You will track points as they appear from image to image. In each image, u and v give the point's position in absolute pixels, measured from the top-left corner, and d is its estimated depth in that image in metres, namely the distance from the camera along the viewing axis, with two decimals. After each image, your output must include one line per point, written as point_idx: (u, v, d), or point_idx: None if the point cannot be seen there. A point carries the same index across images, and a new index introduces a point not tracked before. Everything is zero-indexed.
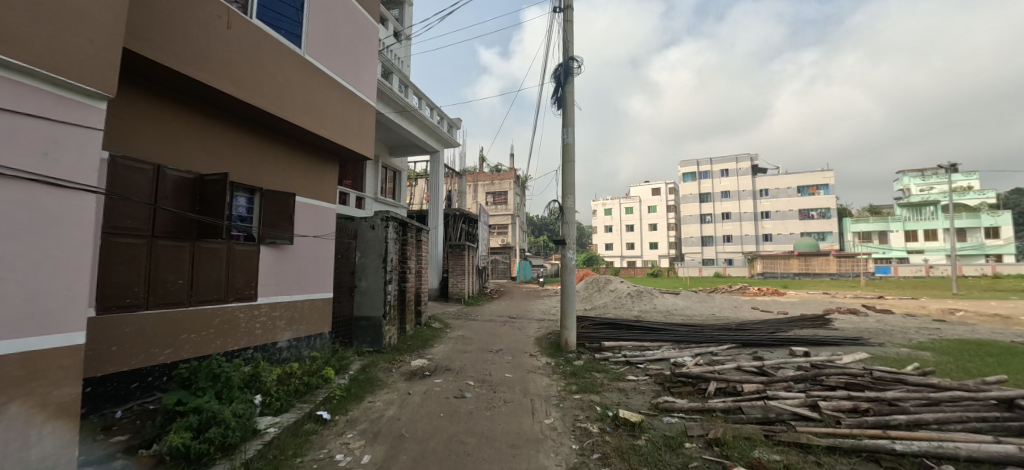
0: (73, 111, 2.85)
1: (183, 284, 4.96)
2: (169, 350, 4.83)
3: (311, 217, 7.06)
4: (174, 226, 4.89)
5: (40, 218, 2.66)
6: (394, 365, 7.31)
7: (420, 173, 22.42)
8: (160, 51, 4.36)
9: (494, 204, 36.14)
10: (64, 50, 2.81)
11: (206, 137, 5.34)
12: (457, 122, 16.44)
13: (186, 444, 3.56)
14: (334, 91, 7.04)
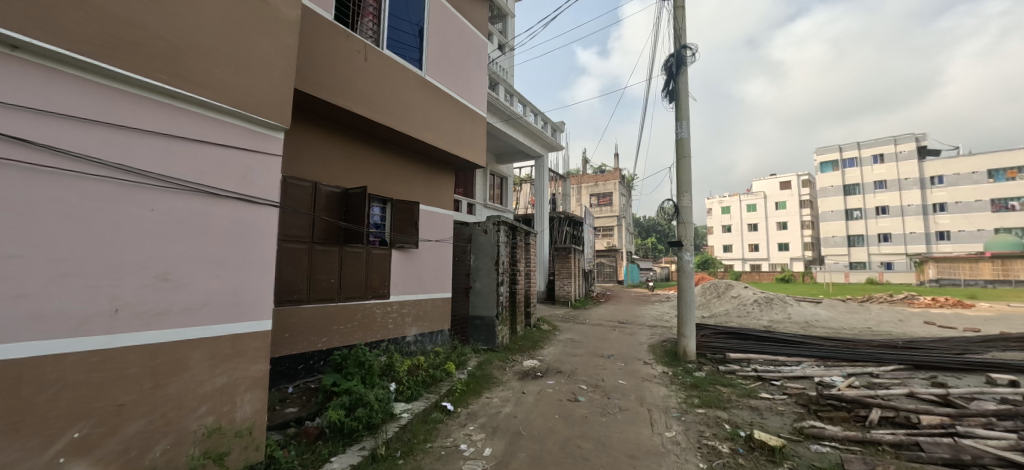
0: (262, 142, 3.50)
1: (333, 283, 5.78)
2: (324, 338, 5.65)
3: (433, 223, 7.71)
4: (327, 233, 5.74)
5: (242, 227, 3.31)
6: (507, 364, 7.58)
7: (525, 178, 22.98)
8: (316, 86, 5.14)
9: (600, 206, 35.39)
10: (254, 92, 3.44)
11: (348, 156, 6.16)
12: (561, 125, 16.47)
13: (341, 420, 4.18)
14: (450, 106, 7.57)
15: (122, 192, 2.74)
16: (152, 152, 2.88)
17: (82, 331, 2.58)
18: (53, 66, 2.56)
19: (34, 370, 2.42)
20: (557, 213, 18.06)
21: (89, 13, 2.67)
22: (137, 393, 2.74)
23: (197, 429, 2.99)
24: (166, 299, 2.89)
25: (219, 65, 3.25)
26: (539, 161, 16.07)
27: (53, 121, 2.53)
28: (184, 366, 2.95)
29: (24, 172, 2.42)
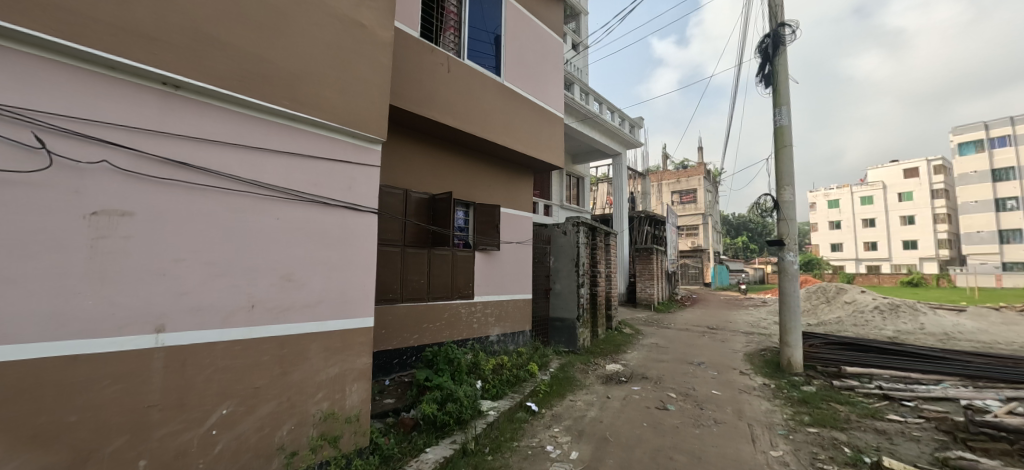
0: (364, 154, 3.83)
1: (422, 283, 6.15)
2: (415, 335, 6.02)
3: (514, 225, 7.86)
4: (417, 236, 6.13)
5: (349, 233, 3.66)
6: (590, 367, 7.47)
7: (603, 177, 22.48)
8: (405, 100, 5.49)
9: (682, 204, 33.33)
10: (357, 109, 3.76)
11: (434, 163, 6.50)
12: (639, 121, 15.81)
13: (434, 413, 4.42)
14: (528, 109, 7.66)
15: (256, 203, 3.12)
16: (277, 168, 3.26)
17: (228, 323, 2.96)
18: (204, 100, 2.94)
19: (194, 355, 2.82)
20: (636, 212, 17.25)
21: (230, 50, 3.04)
22: (269, 378, 3.13)
23: (315, 413, 3.36)
24: (290, 297, 3.27)
25: (328, 87, 3.58)
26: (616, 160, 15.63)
27: (204, 145, 2.93)
28: (304, 357, 3.32)
29: (185, 190, 2.82)
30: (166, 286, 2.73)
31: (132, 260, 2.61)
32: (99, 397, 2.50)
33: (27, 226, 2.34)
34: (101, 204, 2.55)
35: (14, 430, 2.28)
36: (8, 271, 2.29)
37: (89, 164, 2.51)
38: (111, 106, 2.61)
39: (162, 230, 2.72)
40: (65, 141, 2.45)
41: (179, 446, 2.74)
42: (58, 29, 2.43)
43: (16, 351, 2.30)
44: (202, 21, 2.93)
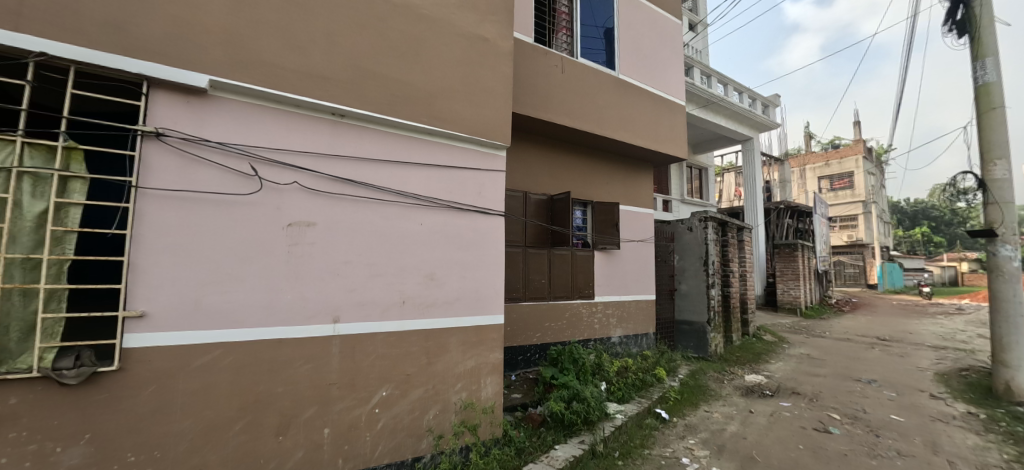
0: (491, 161, 4.07)
1: (543, 283, 6.27)
2: (538, 333, 6.16)
3: (635, 223, 7.56)
4: (537, 237, 6.28)
5: (481, 236, 3.92)
6: (725, 377, 6.79)
7: (731, 166, 20.33)
8: (522, 105, 5.66)
9: (832, 191, 27.93)
10: (484, 119, 4.00)
11: (552, 165, 6.59)
12: (773, 99, 13.74)
13: (562, 412, 4.46)
14: (647, 101, 7.31)
15: (404, 212, 3.53)
16: (420, 179, 3.63)
17: (385, 316, 3.40)
18: (363, 124, 3.41)
19: (361, 342, 3.29)
20: (773, 204, 15.17)
21: (380, 79, 3.48)
22: (417, 367, 3.51)
23: (456, 401, 3.69)
24: (432, 294, 3.63)
25: (459, 101, 3.86)
26: (746, 145, 13.79)
27: (364, 163, 3.39)
28: (445, 349, 3.65)
29: (351, 202, 3.30)
30: (340, 284, 3.23)
31: (316, 262, 3.14)
32: (297, 374, 3.04)
33: (248, 235, 2.93)
34: (294, 217, 3.10)
35: (243, 396, 2.87)
36: (237, 271, 2.89)
37: (285, 185, 3.08)
38: (299, 137, 3.16)
39: (336, 237, 3.23)
40: (269, 167, 3.03)
41: (352, 419, 3.23)
42: (262, 79, 3.01)
43: (243, 335, 2.89)
44: (358, 57, 3.40)
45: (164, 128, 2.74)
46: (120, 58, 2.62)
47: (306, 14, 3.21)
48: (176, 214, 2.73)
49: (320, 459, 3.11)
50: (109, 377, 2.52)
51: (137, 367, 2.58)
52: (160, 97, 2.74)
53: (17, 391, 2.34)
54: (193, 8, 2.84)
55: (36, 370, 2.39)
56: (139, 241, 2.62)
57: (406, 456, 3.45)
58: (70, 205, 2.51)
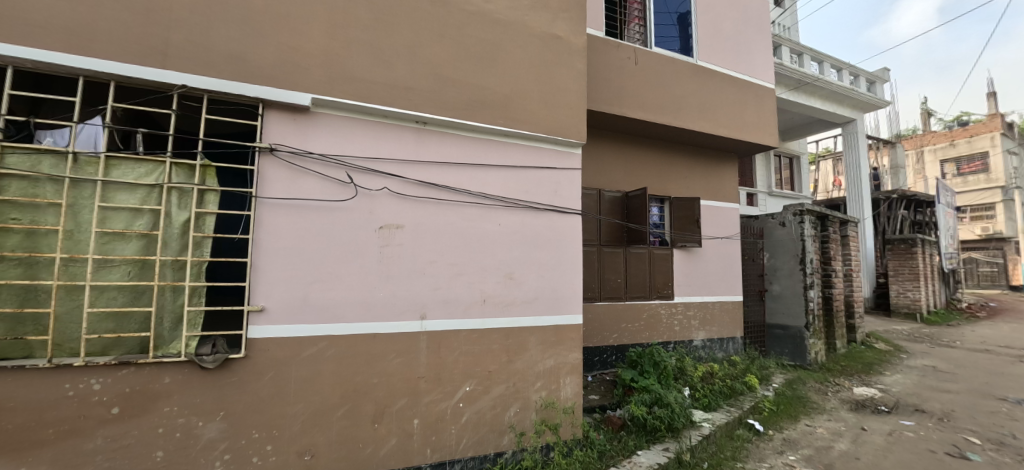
0: (567, 160, 4.04)
1: (619, 282, 6.10)
2: (615, 334, 5.99)
3: (718, 219, 7.07)
4: (612, 235, 6.11)
5: (558, 235, 3.91)
6: (829, 388, 6.11)
7: (829, 152, 18.25)
8: (595, 101, 5.55)
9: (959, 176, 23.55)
10: (559, 118, 3.98)
11: (627, 161, 6.38)
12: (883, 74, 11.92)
13: (644, 417, 4.29)
14: (732, 87, 6.79)
15: (483, 213, 3.64)
16: (498, 180, 3.71)
17: (467, 314, 3.52)
18: (444, 130, 3.57)
19: (446, 339, 3.44)
20: (882, 194, 13.35)
21: (459, 86, 3.61)
22: (498, 364, 3.60)
23: (536, 400, 3.73)
24: (511, 293, 3.69)
25: (534, 102, 3.88)
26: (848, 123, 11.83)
27: (446, 167, 3.54)
28: (525, 348, 3.70)
29: (435, 205, 3.47)
30: (426, 283, 3.40)
31: (404, 262, 3.35)
32: (389, 366, 3.26)
33: (346, 238, 3.20)
34: (385, 220, 3.32)
35: (344, 385, 3.14)
36: (337, 271, 3.16)
37: (376, 191, 3.31)
38: (387, 145, 3.38)
39: (421, 238, 3.41)
40: (363, 175, 3.28)
41: (439, 412, 3.40)
42: (355, 93, 3.27)
43: (343, 329, 3.16)
44: (438, 66, 3.56)
45: (276, 143, 3.07)
46: (241, 84, 2.99)
47: (391, 30, 3.43)
48: (287, 220, 3.05)
49: (411, 447, 3.31)
50: (237, 363, 2.89)
51: (258, 355, 2.93)
52: (272, 116, 3.09)
53: (170, 372, 2.77)
54: (297, 34, 3.16)
55: (184, 355, 2.79)
56: (258, 244, 2.97)
57: (489, 450, 3.55)
58: (206, 214, 2.93)
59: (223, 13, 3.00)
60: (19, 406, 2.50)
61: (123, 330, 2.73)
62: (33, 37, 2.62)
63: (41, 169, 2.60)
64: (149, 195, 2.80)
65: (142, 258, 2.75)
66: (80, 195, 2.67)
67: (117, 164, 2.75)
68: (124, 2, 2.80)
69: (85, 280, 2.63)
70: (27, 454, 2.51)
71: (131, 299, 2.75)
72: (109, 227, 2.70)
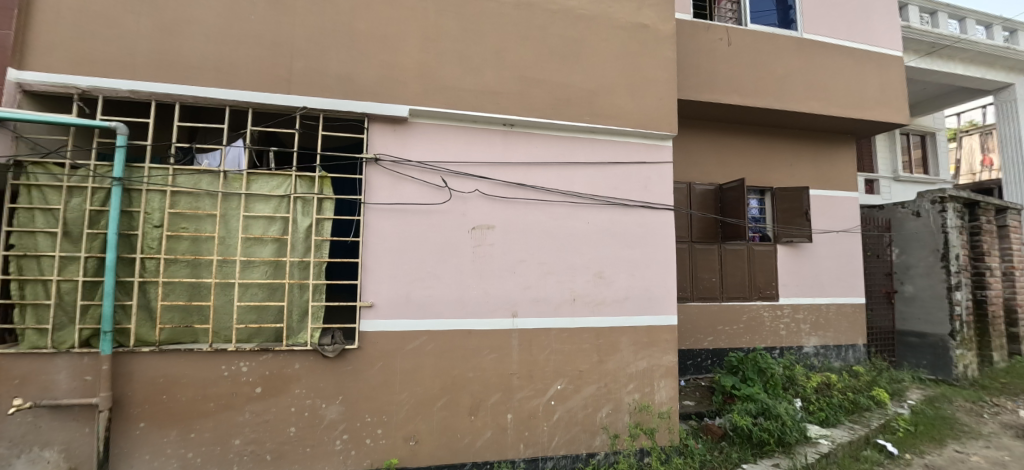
0: (658, 154, 3.86)
1: (715, 282, 5.69)
2: (710, 337, 5.59)
3: (831, 210, 6.26)
4: (705, 231, 5.71)
5: (649, 232, 3.76)
6: (986, 410, 5.12)
7: (977, 127, 15.28)
8: (685, 89, 5.24)
9: None
10: (647, 110, 3.82)
11: (722, 151, 5.91)
12: None
13: (750, 427, 3.94)
14: (848, 60, 5.98)
15: (571, 211, 3.63)
16: (585, 178, 3.68)
17: (557, 313, 3.54)
18: (531, 131, 3.62)
19: (537, 337, 3.50)
20: None
21: (544, 86, 3.64)
22: (590, 363, 3.57)
23: (629, 402, 3.64)
24: (602, 292, 3.63)
25: (622, 96, 3.77)
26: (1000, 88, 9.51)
27: (533, 167, 3.58)
28: (617, 348, 3.63)
29: (524, 205, 3.54)
30: (517, 281, 3.49)
31: (496, 261, 3.47)
32: (483, 362, 3.39)
33: (442, 238, 3.40)
34: (477, 221, 3.46)
35: (443, 377, 3.33)
36: (435, 270, 3.37)
37: (468, 193, 3.46)
38: (478, 148, 3.51)
39: (512, 238, 3.50)
40: (456, 178, 3.45)
41: (531, 408, 3.46)
42: (447, 102, 3.45)
43: (441, 324, 3.35)
44: (524, 68, 3.62)
45: (380, 153, 3.35)
46: (350, 101, 3.31)
47: (478, 38, 3.56)
48: (391, 223, 3.32)
49: (505, 441, 3.42)
50: (352, 353, 3.21)
51: (369, 347, 3.23)
52: (376, 129, 3.37)
53: (299, 359, 3.16)
54: (395, 51, 3.43)
55: (310, 344, 3.15)
56: (367, 246, 3.27)
57: (581, 450, 3.54)
58: (324, 219, 3.27)
59: (334, 39, 3.35)
60: (191, 382, 3.03)
61: (262, 321, 3.16)
62: (194, 76, 3.16)
63: (201, 186, 3.12)
64: (279, 204, 3.22)
65: (276, 259, 3.17)
66: (230, 206, 3.16)
67: (255, 179, 3.20)
68: (258, 39, 3.26)
69: (234, 278, 3.11)
70: (196, 423, 3.04)
71: (268, 295, 3.17)
72: (250, 233, 3.16)
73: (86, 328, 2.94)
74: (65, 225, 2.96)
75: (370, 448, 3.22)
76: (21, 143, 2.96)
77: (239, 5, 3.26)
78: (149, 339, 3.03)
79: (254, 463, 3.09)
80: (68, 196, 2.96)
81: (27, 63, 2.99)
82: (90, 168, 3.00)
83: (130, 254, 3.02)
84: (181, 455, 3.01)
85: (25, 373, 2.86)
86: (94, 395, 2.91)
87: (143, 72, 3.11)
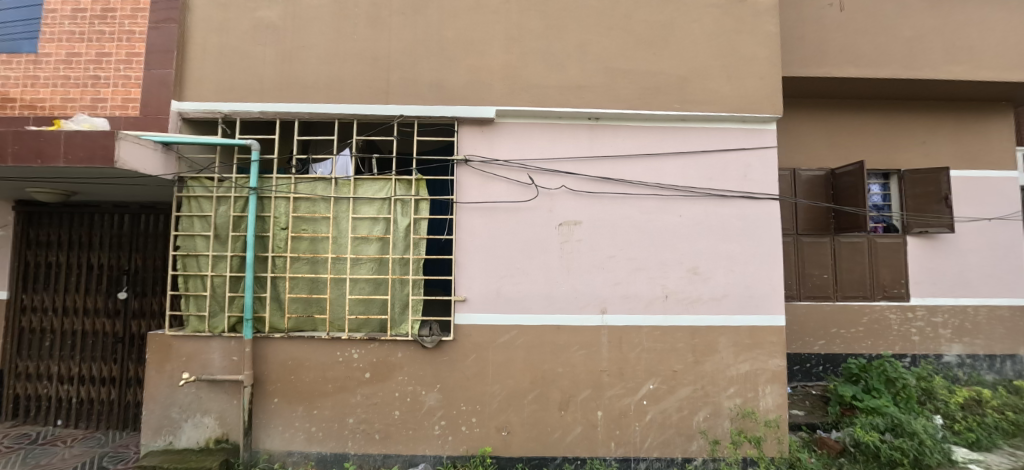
0: (759, 139, 3.53)
1: (828, 279, 5.08)
2: (822, 341, 5.00)
3: (981, 193, 5.22)
4: (814, 223, 5.11)
5: (751, 225, 3.47)
6: None
7: None
8: (788, 66, 4.75)
9: None
10: (747, 92, 3.51)
11: (834, 132, 5.25)
12: None
13: (878, 445, 3.46)
14: (1006, 12, 4.96)
15: (662, 204, 3.48)
16: (677, 169, 3.50)
17: (649, 310, 3.42)
18: (617, 123, 3.53)
19: (627, 334, 3.41)
20: None
21: (631, 76, 3.52)
22: (685, 364, 3.40)
23: (730, 407, 3.41)
24: (697, 289, 3.44)
25: (716, 79, 3.52)
26: None
27: (621, 161, 3.50)
28: (715, 349, 3.41)
29: (612, 200, 3.47)
30: (606, 277, 3.43)
31: (584, 257, 3.44)
32: (573, 358, 3.40)
33: (531, 235, 3.46)
34: (564, 217, 3.47)
35: (533, 371, 3.40)
36: (524, 266, 3.44)
37: (555, 189, 3.48)
38: (564, 144, 3.51)
39: (599, 233, 3.45)
40: (543, 175, 3.49)
41: (622, 407, 3.40)
42: (532, 100, 3.50)
43: (531, 319, 3.41)
44: (609, 59, 3.54)
45: (470, 154, 3.50)
46: (441, 107, 3.50)
47: (561, 33, 3.56)
48: (481, 221, 3.46)
49: (596, 438, 3.39)
50: (447, 344, 3.41)
51: (463, 339, 3.40)
52: (465, 131, 3.53)
53: (401, 348, 3.42)
54: (482, 55, 3.55)
55: (410, 335, 3.39)
56: (460, 243, 3.44)
57: (676, 453, 3.40)
58: (420, 219, 3.48)
59: (425, 49, 3.56)
60: (313, 365, 3.44)
61: (368, 312, 3.46)
62: (309, 95, 3.56)
63: (317, 192, 3.51)
64: (382, 206, 3.50)
65: (380, 256, 3.45)
66: (340, 209, 3.51)
67: (361, 184, 3.52)
68: (360, 56, 3.58)
69: (345, 274, 3.45)
70: (318, 401, 3.43)
71: (373, 289, 3.47)
72: (358, 233, 3.48)
73: (232, 315, 3.46)
74: (216, 229, 3.51)
75: (465, 435, 3.39)
76: (183, 161, 3.56)
77: (344, 27, 3.61)
78: (279, 326, 3.48)
79: (366, 440, 3.42)
80: (217, 204, 3.51)
81: (185, 94, 3.60)
82: (232, 180, 3.52)
83: (264, 253, 3.50)
84: (306, 428, 3.43)
85: (190, 352, 3.46)
86: (239, 373, 3.42)
87: (269, 94, 3.57)
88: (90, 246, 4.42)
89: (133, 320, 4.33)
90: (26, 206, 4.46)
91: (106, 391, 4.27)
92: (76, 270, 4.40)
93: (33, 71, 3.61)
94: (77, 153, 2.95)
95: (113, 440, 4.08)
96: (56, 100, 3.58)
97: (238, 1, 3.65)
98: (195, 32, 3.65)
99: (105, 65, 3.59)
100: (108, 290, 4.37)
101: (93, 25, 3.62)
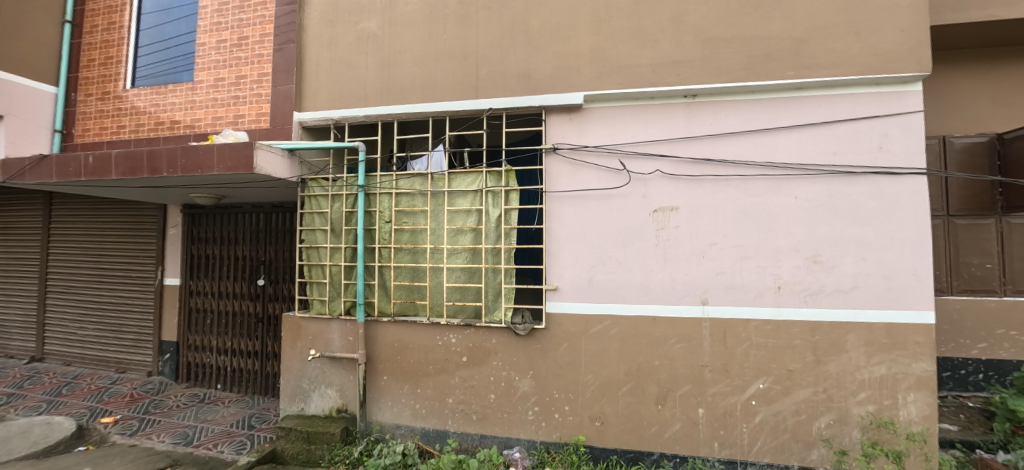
0: (897, 103, 2.99)
1: (993, 269, 4.19)
2: (984, 344, 4.13)
3: None
4: (973, 201, 4.22)
5: (888, 205, 2.97)
6: None
7: None
8: (937, 14, 3.96)
9: None
10: (882, 49, 2.98)
11: (1003, 89, 4.28)
12: None
13: None
14: None
15: (774, 185, 3.13)
16: (792, 145, 3.12)
17: (758, 302, 3.13)
18: (718, 99, 3.24)
19: (733, 328, 3.15)
20: None
21: (735, 45, 3.20)
22: (803, 363, 3.05)
23: (860, 414, 2.99)
24: (818, 280, 3.05)
25: (841, 38, 3.05)
26: None
27: (723, 139, 3.21)
28: (841, 348, 3.01)
29: (713, 182, 3.21)
30: (707, 266, 3.20)
31: (682, 245, 3.24)
32: (671, 351, 3.23)
33: (624, 222, 3.34)
34: (660, 203, 3.29)
35: (628, 363, 3.30)
36: (618, 254, 3.34)
37: (649, 174, 3.31)
38: (658, 126, 3.32)
39: (700, 219, 3.22)
40: (635, 160, 3.33)
41: (727, 406, 3.16)
42: (623, 81, 3.35)
43: (626, 309, 3.31)
44: (707, 29, 3.25)
45: (558, 143, 3.48)
46: (529, 97, 3.52)
47: (653, 8, 3.35)
48: (572, 210, 3.43)
49: (697, 437, 3.21)
50: (540, 333, 3.45)
51: (556, 328, 3.42)
52: (554, 120, 3.51)
53: (495, 335, 3.53)
54: (569, 41, 3.48)
55: (504, 322, 3.49)
56: (551, 233, 3.45)
57: (792, 461, 3.09)
58: (511, 209, 3.52)
59: (512, 40, 3.59)
60: (416, 347, 3.71)
61: (464, 299, 3.62)
62: (407, 96, 3.80)
63: (415, 187, 3.75)
64: (474, 198, 3.61)
65: (473, 246, 3.58)
66: (436, 202, 3.70)
67: (454, 178, 3.66)
68: (450, 54, 3.72)
69: (443, 263, 3.65)
70: (421, 381, 3.70)
71: (468, 277, 3.62)
72: (454, 225, 3.64)
73: (347, 299, 3.85)
74: (332, 224, 3.91)
75: (559, 422, 3.42)
76: (303, 165, 4.01)
77: (435, 28, 3.77)
78: (386, 310, 3.81)
79: (464, 420, 3.61)
80: (332, 201, 3.91)
81: (304, 105, 4.05)
82: (343, 179, 3.89)
83: (372, 245, 3.85)
84: (412, 405, 3.72)
85: (315, 332, 3.93)
86: (354, 352, 3.80)
87: (373, 99, 3.88)
88: (236, 241, 5.21)
89: (269, 303, 5.01)
90: (190, 209, 5.40)
91: (251, 363, 5.03)
92: (227, 261, 5.23)
93: (191, 97, 4.34)
94: (226, 162, 3.48)
95: (258, 403, 4.80)
96: (208, 119, 4.26)
97: (343, 16, 4.01)
98: (309, 48, 4.07)
99: (242, 86, 4.18)
100: (250, 278, 5.12)
101: (232, 52, 4.24)
